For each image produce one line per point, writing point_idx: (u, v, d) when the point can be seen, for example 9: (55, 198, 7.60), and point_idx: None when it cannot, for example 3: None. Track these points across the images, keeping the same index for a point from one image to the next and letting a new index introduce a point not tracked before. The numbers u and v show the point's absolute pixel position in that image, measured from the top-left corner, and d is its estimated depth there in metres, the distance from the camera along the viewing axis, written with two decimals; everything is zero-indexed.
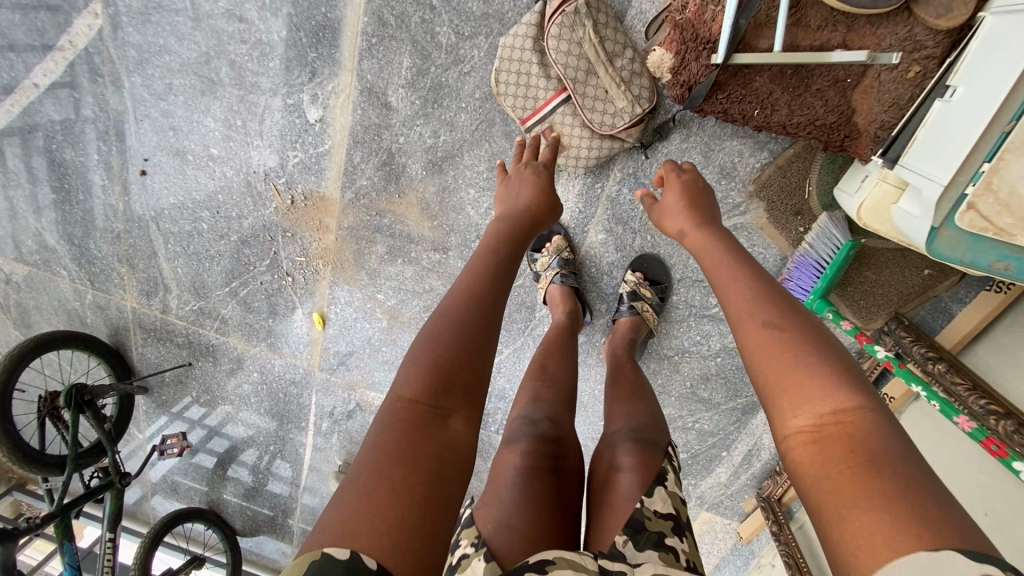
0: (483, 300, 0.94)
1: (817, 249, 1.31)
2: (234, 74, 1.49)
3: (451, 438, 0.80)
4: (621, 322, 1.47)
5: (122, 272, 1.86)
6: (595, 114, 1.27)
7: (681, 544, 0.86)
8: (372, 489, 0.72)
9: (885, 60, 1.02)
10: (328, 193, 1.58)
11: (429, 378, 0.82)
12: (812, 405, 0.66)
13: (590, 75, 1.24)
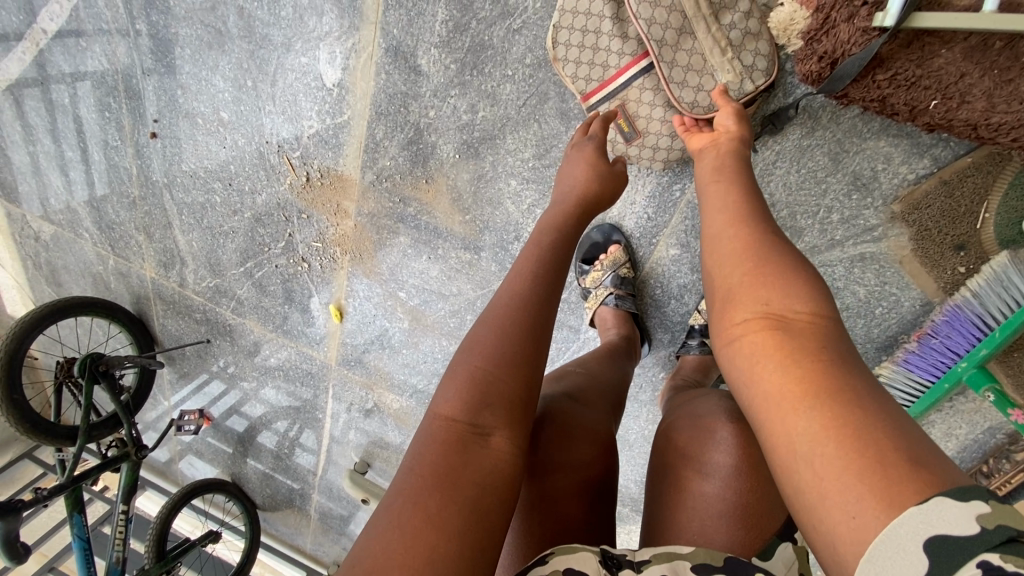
0: (541, 294, 0.70)
1: (983, 301, 0.92)
2: (244, 24, 1.27)
3: (498, 463, 0.57)
4: (686, 362, 1.16)
5: (139, 240, 1.73)
6: (679, 93, 0.93)
7: None
8: (409, 516, 0.52)
9: None
10: (347, 172, 1.34)
11: (473, 395, 0.60)
12: (787, 300, 0.52)
13: (684, 36, 0.91)
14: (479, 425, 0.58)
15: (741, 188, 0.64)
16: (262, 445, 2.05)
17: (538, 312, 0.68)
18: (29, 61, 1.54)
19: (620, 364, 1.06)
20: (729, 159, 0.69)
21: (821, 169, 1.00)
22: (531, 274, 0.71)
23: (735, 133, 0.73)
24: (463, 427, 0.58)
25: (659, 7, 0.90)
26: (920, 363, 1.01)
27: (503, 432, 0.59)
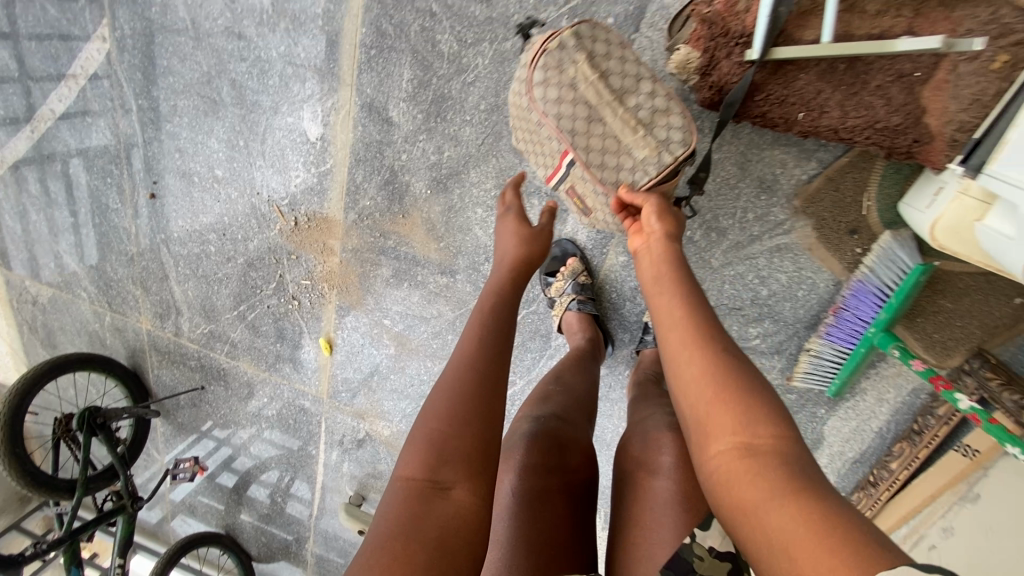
0: (490, 353, 0.79)
1: (879, 275, 1.10)
2: (235, 93, 1.45)
3: (461, 512, 0.66)
4: (644, 355, 1.31)
5: (136, 294, 1.84)
6: (598, 174, 0.92)
7: None
8: (377, 560, 0.61)
9: (964, 47, 0.84)
10: (332, 214, 1.51)
11: (430, 454, 0.69)
12: (750, 423, 0.59)
13: (593, 123, 0.89)
14: (439, 481, 0.67)
15: (686, 306, 0.72)
16: (257, 491, 2.07)
17: (488, 371, 0.77)
18: (35, 139, 1.70)
19: (588, 368, 1.21)
20: (670, 272, 0.77)
21: (732, 177, 1.19)
22: (479, 333, 0.81)
23: (666, 241, 0.82)
24: (425, 484, 0.67)
25: (564, 100, 0.89)
26: (839, 334, 1.18)
27: (464, 486, 0.68)
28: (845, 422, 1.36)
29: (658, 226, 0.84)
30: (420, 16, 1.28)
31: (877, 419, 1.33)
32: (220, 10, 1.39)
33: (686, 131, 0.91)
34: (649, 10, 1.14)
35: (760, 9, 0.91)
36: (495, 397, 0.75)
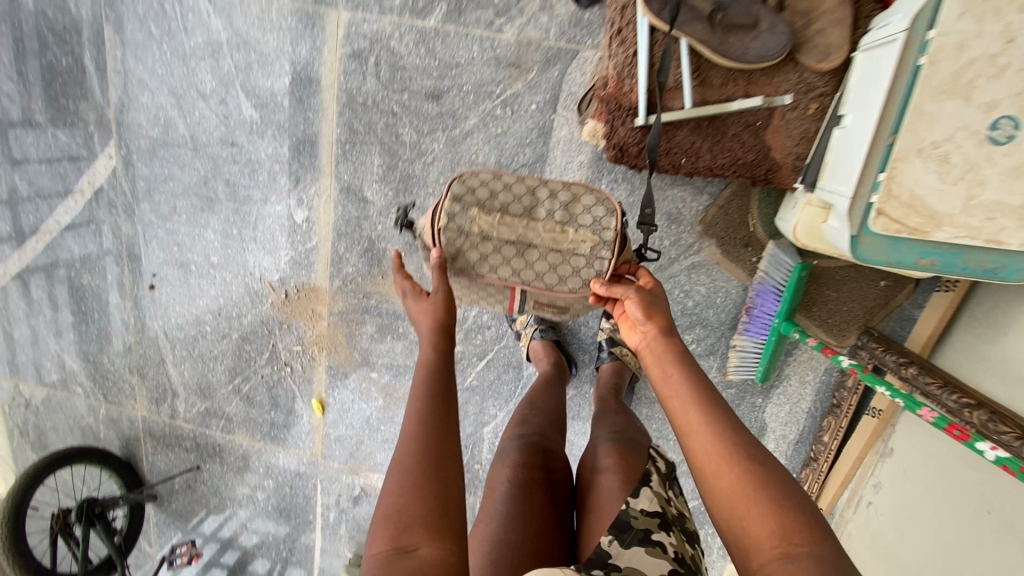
0: (431, 417, 0.83)
1: (772, 276, 1.39)
2: (229, 191, 1.68)
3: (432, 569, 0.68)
4: (604, 369, 1.51)
5: (133, 382, 1.96)
6: (565, 286, 1.07)
7: (669, 538, 0.88)
8: None
9: (783, 102, 1.19)
10: (318, 284, 1.72)
11: (392, 523, 0.72)
12: (789, 536, 0.70)
13: (526, 252, 1.05)
14: (405, 547, 0.71)
15: (709, 413, 0.81)
16: (255, 569, 2.08)
17: (433, 436, 0.80)
18: (39, 248, 1.88)
19: (556, 388, 1.41)
20: (679, 375, 0.86)
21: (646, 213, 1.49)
22: (419, 401, 0.85)
23: (664, 336, 0.91)
24: (390, 552, 0.70)
25: (491, 251, 1.06)
26: (754, 327, 1.46)
27: (428, 545, 0.71)
28: (779, 407, 1.59)
29: (649, 323, 0.93)
30: (385, 116, 1.52)
31: (803, 401, 1.57)
32: (216, 125, 1.62)
33: (602, 203, 1.06)
34: (563, 95, 1.43)
35: (639, 89, 1.24)
36: (440, 455, 0.79)
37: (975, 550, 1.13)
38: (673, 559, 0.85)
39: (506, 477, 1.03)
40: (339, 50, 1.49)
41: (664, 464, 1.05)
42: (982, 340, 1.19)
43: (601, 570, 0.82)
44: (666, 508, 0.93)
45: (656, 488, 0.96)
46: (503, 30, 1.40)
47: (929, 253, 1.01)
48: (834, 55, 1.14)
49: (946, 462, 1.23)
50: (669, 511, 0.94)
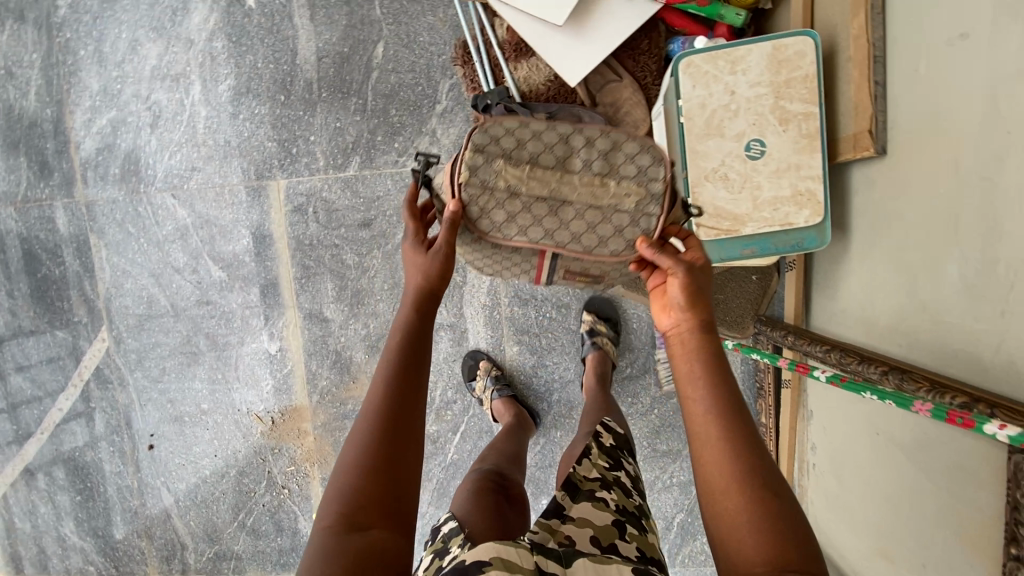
0: (395, 405, 0.89)
1: None
2: (210, 341, 1.95)
3: (381, 550, 0.80)
4: (589, 359, 1.71)
5: (142, 546, 2.06)
6: (606, 248, 1.08)
7: (609, 495, 1.13)
8: None
9: None
10: (300, 403, 1.94)
11: (347, 501, 0.82)
12: (770, 551, 0.72)
13: (561, 212, 1.06)
14: (354, 526, 0.80)
15: (729, 430, 0.80)
16: None
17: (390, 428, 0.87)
18: (43, 439, 2.05)
19: (517, 437, 1.62)
20: (702, 376, 0.84)
21: None
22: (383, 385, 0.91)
23: (698, 332, 0.88)
24: (341, 527, 0.80)
25: (519, 215, 1.07)
26: None
27: (381, 529, 0.82)
28: None
29: (686, 307, 0.89)
30: (329, 249, 1.85)
31: None
32: (191, 291, 1.93)
33: (647, 151, 1.04)
34: None
35: None
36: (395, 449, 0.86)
37: (875, 471, 1.30)
38: (614, 510, 1.09)
39: (466, 488, 1.28)
40: (283, 209, 1.85)
41: (609, 439, 1.32)
42: (828, 298, 1.47)
43: (558, 520, 1.03)
44: (604, 475, 1.19)
45: (593, 462, 1.21)
46: (406, 164, 1.79)
47: (748, 245, 1.33)
48: (642, 126, 1.55)
49: (844, 405, 1.44)
50: (608, 477, 1.19)
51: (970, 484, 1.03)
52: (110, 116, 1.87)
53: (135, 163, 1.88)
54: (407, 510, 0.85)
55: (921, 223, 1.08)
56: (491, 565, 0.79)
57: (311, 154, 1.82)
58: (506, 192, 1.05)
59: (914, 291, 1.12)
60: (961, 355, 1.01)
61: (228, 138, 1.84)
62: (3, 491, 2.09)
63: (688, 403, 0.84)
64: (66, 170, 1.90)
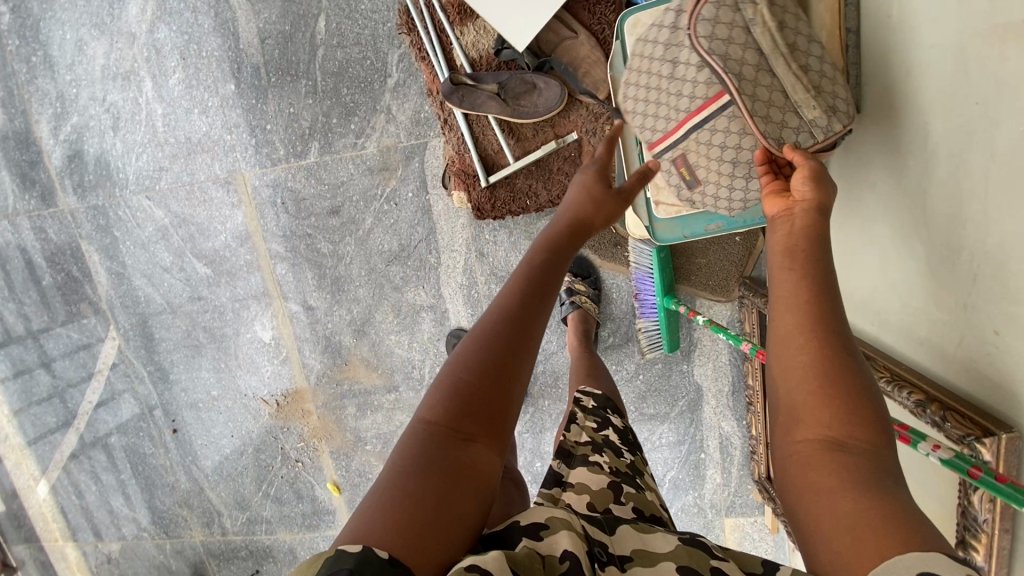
0: (524, 313, 0.89)
1: (641, 264, 1.61)
2: (209, 334, 2.03)
3: (479, 465, 0.76)
4: (570, 318, 1.69)
5: (184, 513, 2.31)
6: (761, 120, 0.99)
7: (602, 456, 1.13)
8: (403, 481, 0.71)
9: (571, 138, 1.48)
10: (300, 385, 2.03)
11: (451, 401, 0.79)
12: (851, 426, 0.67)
13: (761, 73, 0.99)
14: (461, 432, 0.78)
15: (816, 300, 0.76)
16: None
17: (512, 330, 0.87)
18: (83, 428, 2.26)
19: None
20: (809, 256, 0.82)
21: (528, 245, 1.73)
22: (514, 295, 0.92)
23: (810, 216, 0.87)
24: (448, 430, 0.77)
25: (732, 44, 0.99)
26: (646, 307, 1.67)
27: (482, 443, 0.78)
28: (704, 366, 1.77)
29: (812, 189, 0.89)
30: (304, 239, 1.85)
31: (722, 354, 1.74)
32: (182, 288, 1.99)
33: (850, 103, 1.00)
34: (428, 175, 1.72)
35: (474, 159, 1.56)
36: (511, 356, 0.85)
37: None
38: (609, 471, 1.08)
39: None
40: (253, 202, 1.84)
41: (590, 402, 1.35)
42: None
43: (559, 488, 1.02)
44: (594, 437, 1.21)
45: (581, 429, 1.23)
46: (365, 146, 1.72)
47: (712, 220, 1.24)
48: (603, 86, 1.41)
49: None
50: (597, 439, 1.20)
51: (935, 477, 0.95)
52: (73, 121, 1.86)
53: (106, 168, 1.89)
54: (506, 428, 0.82)
55: (895, 194, 0.97)
56: (549, 528, 0.76)
57: (271, 144, 1.77)
58: (744, 20, 1.00)
59: (885, 269, 1.02)
60: (925, 343, 0.93)
61: (188, 134, 1.81)
62: (59, 473, 2.35)
63: (778, 274, 0.82)
64: (45, 180, 1.93)
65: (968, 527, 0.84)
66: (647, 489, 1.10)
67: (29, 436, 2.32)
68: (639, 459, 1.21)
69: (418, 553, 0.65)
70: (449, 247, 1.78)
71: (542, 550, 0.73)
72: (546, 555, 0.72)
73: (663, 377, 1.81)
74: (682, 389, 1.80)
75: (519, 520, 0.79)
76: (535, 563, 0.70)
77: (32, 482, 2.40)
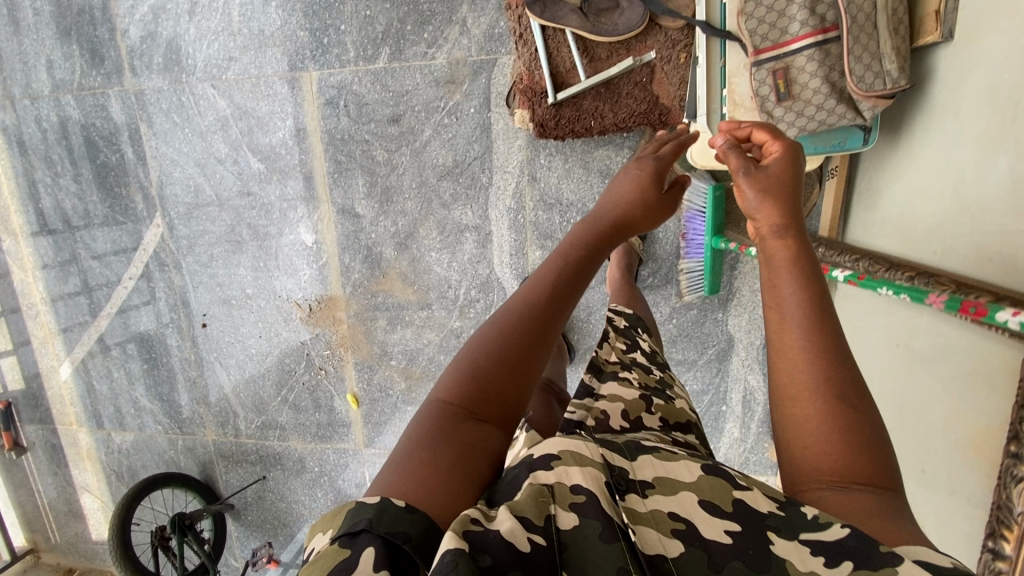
0: (548, 311, 0.89)
1: (694, 202, 1.64)
2: (252, 232, 2.06)
3: (489, 445, 0.77)
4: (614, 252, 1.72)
5: (201, 411, 2.35)
6: (852, 55, 1.09)
7: (631, 373, 1.17)
8: (420, 452, 0.72)
9: (647, 60, 1.50)
10: (334, 293, 2.07)
11: (469, 384, 0.80)
12: (854, 457, 0.67)
13: (872, 23, 1.08)
14: (475, 411, 0.78)
15: (823, 344, 0.71)
16: None
17: (531, 324, 0.87)
18: (114, 313, 2.30)
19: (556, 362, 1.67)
20: (791, 287, 0.76)
21: (583, 174, 1.75)
22: (544, 287, 0.92)
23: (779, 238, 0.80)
24: (463, 410, 0.78)
25: None
26: (693, 249, 1.70)
27: (493, 424, 0.79)
28: (739, 317, 1.78)
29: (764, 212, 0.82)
30: (360, 144, 1.88)
31: (759, 307, 1.76)
32: (233, 181, 2.02)
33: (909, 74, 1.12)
34: (493, 92, 1.74)
35: (545, 76, 1.58)
36: (526, 346, 0.85)
37: (889, 368, 1.27)
38: (638, 387, 1.13)
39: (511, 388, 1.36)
40: (316, 101, 1.87)
41: (621, 321, 1.37)
42: (868, 207, 1.37)
43: (591, 399, 1.07)
44: (623, 357, 1.24)
45: (611, 349, 1.25)
46: (435, 56, 1.74)
47: None
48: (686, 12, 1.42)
49: (869, 317, 1.36)
50: (626, 359, 1.23)
51: (983, 389, 0.98)
52: (150, 2, 1.90)
53: (177, 52, 1.92)
54: (518, 412, 0.83)
55: (992, 129, 0.96)
56: (559, 459, 0.72)
57: (342, 45, 1.80)
58: None
59: (965, 213, 1.02)
60: (993, 256, 0.95)
61: (262, 27, 1.84)
62: (85, 357, 2.41)
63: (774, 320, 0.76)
64: (115, 59, 1.97)
65: None
66: (674, 401, 1.14)
67: (59, 316, 2.38)
68: (667, 375, 1.24)
69: (444, 508, 0.67)
70: (503, 169, 1.81)
71: (550, 481, 0.70)
72: (556, 487, 0.69)
73: (696, 325, 1.82)
74: (714, 337, 1.81)
75: (528, 457, 0.75)
76: (541, 497, 0.67)
77: (55, 363, 2.45)
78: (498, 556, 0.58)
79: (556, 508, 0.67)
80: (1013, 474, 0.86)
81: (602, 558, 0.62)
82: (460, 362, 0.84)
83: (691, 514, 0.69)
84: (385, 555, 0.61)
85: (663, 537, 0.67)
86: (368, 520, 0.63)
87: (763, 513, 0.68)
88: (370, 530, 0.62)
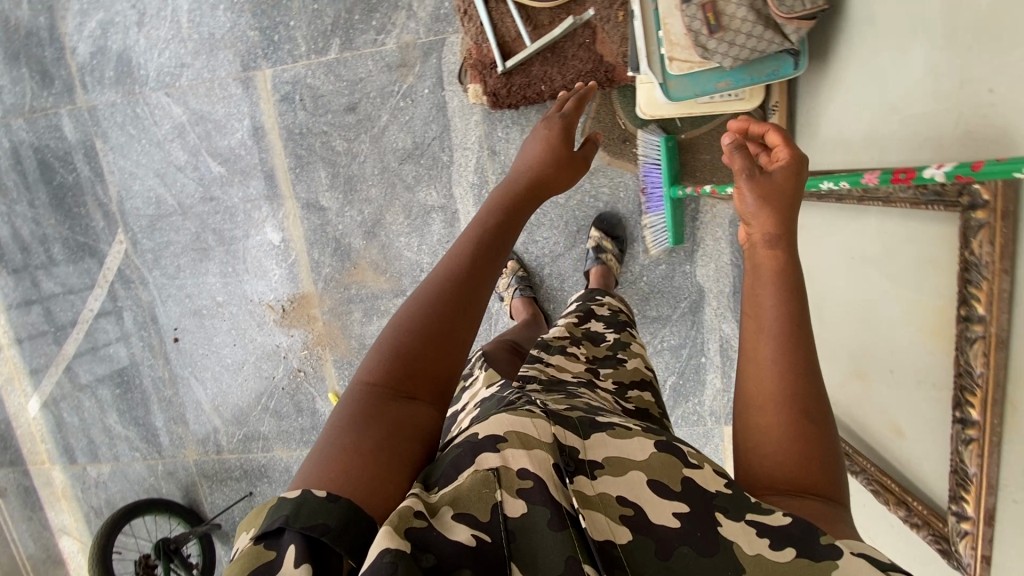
0: (471, 282, 0.88)
1: (649, 156, 1.70)
2: (218, 237, 2.05)
3: (417, 420, 0.77)
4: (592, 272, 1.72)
5: (180, 431, 2.28)
6: None
7: (579, 348, 1.21)
8: (344, 439, 0.72)
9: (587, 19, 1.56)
10: (307, 290, 2.05)
11: (392, 363, 0.79)
12: (808, 461, 0.72)
13: None
14: (401, 390, 0.78)
15: (792, 357, 0.76)
16: None
17: (454, 295, 0.86)
18: (81, 338, 2.24)
19: (532, 327, 1.67)
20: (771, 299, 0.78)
21: None
22: (463, 257, 0.91)
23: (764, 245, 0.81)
24: (389, 391, 0.77)
25: None
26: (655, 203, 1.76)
27: (423, 401, 0.79)
28: (706, 267, 1.81)
29: (760, 216, 0.81)
30: (319, 136, 1.90)
31: (724, 254, 1.79)
32: (195, 188, 2.01)
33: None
34: (445, 71, 1.79)
35: (493, 47, 1.63)
36: (450, 317, 0.84)
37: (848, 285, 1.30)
38: (585, 361, 1.17)
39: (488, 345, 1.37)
40: (271, 99, 1.89)
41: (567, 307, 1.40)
42: (810, 134, 1.42)
43: (544, 361, 1.13)
44: (574, 331, 1.28)
45: (564, 325, 1.30)
46: (385, 42, 1.79)
47: (722, 78, 1.33)
48: None
49: (827, 237, 1.40)
50: (576, 333, 1.27)
51: (930, 272, 1.02)
52: (98, 18, 1.92)
53: (128, 64, 1.94)
54: (449, 386, 0.83)
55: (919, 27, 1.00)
56: (507, 441, 0.71)
57: (293, 40, 1.83)
58: None
59: (902, 114, 1.05)
60: (926, 141, 0.99)
61: (212, 31, 1.87)
62: (54, 390, 2.33)
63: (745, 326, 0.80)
64: (65, 77, 1.97)
65: (968, 280, 0.87)
66: (626, 362, 1.18)
67: (24, 349, 2.30)
68: (622, 336, 1.28)
69: (373, 496, 0.67)
70: (462, 146, 1.84)
71: (495, 465, 0.69)
72: (501, 473, 0.69)
73: (666, 280, 1.85)
74: (685, 290, 1.84)
75: (476, 434, 0.73)
76: (485, 487, 0.68)
77: (22, 399, 2.37)
78: (443, 555, 0.61)
79: (504, 495, 0.67)
80: (967, 337, 0.89)
81: (549, 550, 0.64)
82: (383, 342, 0.83)
83: (639, 496, 0.70)
84: (306, 550, 0.61)
85: (611, 522, 0.68)
86: (286, 516, 0.63)
87: (711, 492, 0.71)
88: (288, 526, 0.63)
